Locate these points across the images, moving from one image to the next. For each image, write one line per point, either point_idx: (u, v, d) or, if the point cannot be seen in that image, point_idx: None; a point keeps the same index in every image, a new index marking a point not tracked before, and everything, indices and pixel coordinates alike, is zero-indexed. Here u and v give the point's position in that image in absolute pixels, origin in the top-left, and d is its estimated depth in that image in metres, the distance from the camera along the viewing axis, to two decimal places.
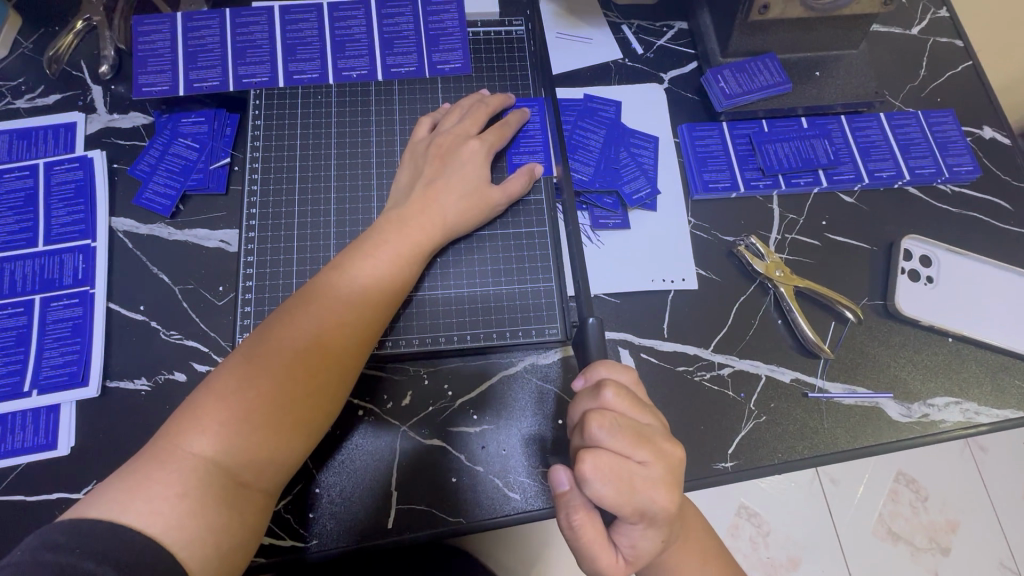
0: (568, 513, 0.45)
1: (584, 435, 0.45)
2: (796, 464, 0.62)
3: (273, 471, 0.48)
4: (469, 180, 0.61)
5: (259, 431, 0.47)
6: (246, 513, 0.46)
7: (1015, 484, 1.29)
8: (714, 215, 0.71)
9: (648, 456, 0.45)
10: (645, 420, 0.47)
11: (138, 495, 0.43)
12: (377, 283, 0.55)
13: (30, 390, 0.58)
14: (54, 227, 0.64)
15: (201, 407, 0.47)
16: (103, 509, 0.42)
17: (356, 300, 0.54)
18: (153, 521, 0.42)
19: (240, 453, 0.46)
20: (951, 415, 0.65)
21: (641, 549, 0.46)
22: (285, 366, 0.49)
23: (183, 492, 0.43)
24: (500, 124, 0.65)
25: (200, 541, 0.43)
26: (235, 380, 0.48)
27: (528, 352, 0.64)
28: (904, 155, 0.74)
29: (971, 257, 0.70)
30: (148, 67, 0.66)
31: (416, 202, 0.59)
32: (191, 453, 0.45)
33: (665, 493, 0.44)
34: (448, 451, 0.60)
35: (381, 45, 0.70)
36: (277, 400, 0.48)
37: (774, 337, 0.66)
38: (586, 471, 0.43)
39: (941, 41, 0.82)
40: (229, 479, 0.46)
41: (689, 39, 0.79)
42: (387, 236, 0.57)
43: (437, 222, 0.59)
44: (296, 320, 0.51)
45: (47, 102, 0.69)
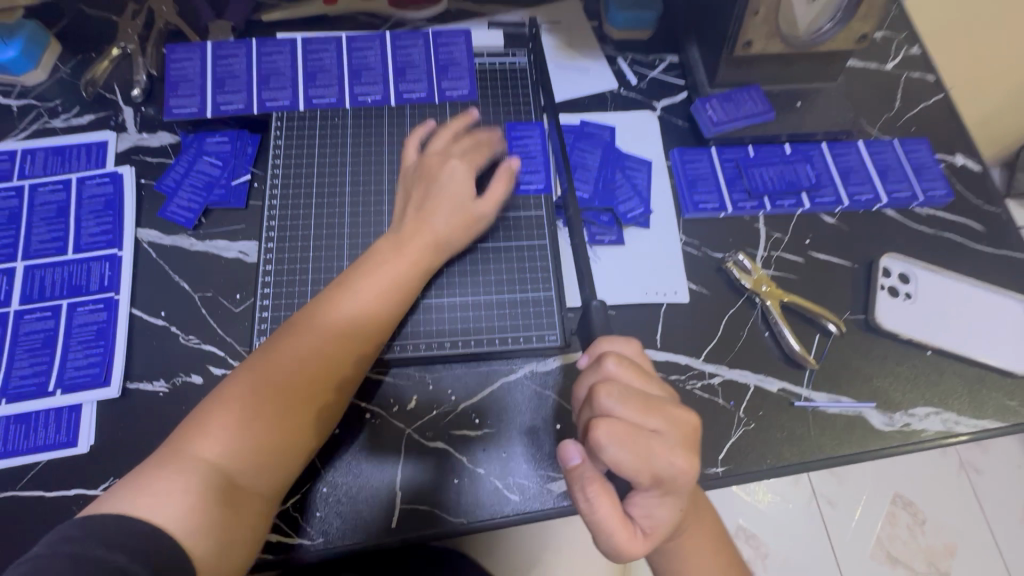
0: (582, 486, 0.47)
1: (595, 407, 0.47)
2: (784, 469, 0.65)
3: (270, 475, 0.53)
4: (459, 198, 0.65)
5: (255, 437, 0.52)
6: (244, 511, 0.50)
7: (1006, 508, 1.39)
8: (704, 234, 0.75)
9: (660, 422, 0.47)
10: (652, 391, 0.50)
11: (147, 492, 0.48)
12: (376, 303, 0.59)
13: (54, 390, 0.61)
14: (84, 237, 0.68)
15: (211, 414, 0.52)
16: (118, 506, 0.46)
17: (355, 322, 0.58)
18: (164, 514, 0.47)
19: (241, 458, 0.51)
20: (931, 424, 0.68)
21: (657, 519, 0.48)
22: (287, 383, 0.55)
23: (186, 490, 0.48)
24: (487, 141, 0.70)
25: (202, 533, 0.47)
26: (244, 390, 0.54)
27: (528, 359, 0.67)
28: (881, 179, 0.78)
29: (948, 275, 0.74)
30: (179, 92, 0.72)
31: (410, 225, 0.63)
32: (199, 458, 0.50)
33: (683, 456, 0.47)
34: (450, 452, 0.63)
35: (395, 73, 0.75)
36: (273, 410, 0.53)
37: (761, 349, 0.70)
38: (601, 438, 0.45)
39: (914, 76, 0.88)
40: (232, 482, 0.50)
41: (680, 71, 0.85)
42: (384, 258, 0.61)
43: (430, 241, 0.63)
44: (297, 338, 0.57)
45: (81, 122, 0.74)
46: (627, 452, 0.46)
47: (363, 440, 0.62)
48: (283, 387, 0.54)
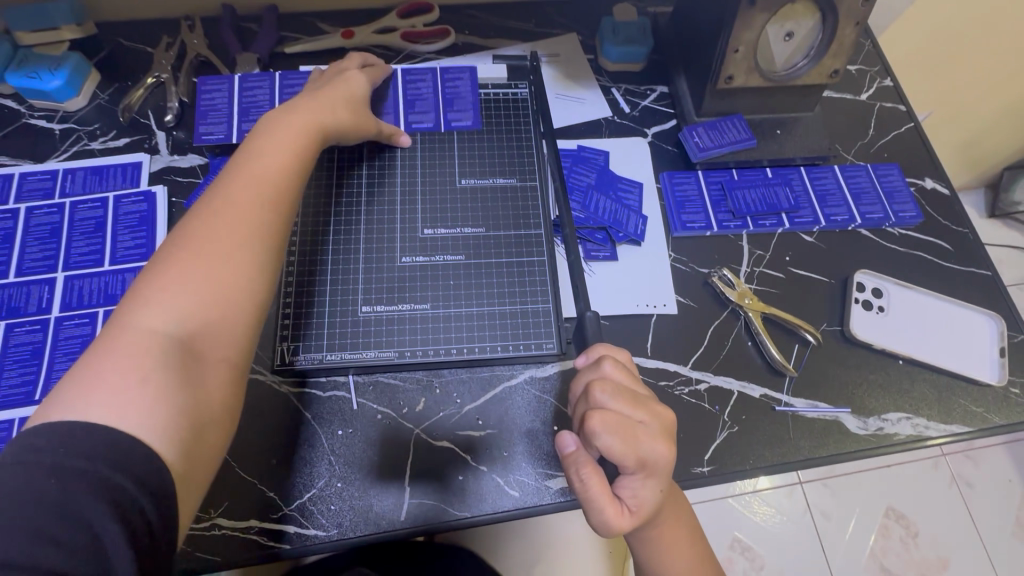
0: (576, 469, 0.52)
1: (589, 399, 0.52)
2: (765, 469, 0.70)
3: (227, 343, 0.51)
4: (351, 93, 0.73)
5: (204, 306, 0.51)
6: (207, 390, 0.49)
7: (996, 521, 1.43)
8: (692, 251, 0.81)
9: (645, 415, 0.52)
10: (641, 389, 0.55)
11: (95, 388, 0.43)
12: (278, 168, 0.60)
13: None
14: (119, 250, 0.74)
15: (145, 298, 0.49)
16: (67, 410, 0.42)
17: (278, 165, 0.60)
18: (124, 409, 0.43)
19: (193, 328, 0.49)
20: (903, 428, 0.73)
21: (642, 500, 0.52)
22: (227, 248, 0.53)
23: (143, 375, 0.45)
24: (368, 70, 0.79)
25: (171, 415, 0.45)
26: (167, 279, 0.50)
27: (528, 365, 0.72)
28: (856, 202, 0.85)
29: (917, 290, 0.80)
30: (209, 120, 0.78)
31: (284, 115, 0.65)
32: (146, 333, 0.47)
33: (664, 444, 0.52)
34: (455, 451, 0.68)
35: (405, 105, 0.82)
36: (219, 282, 0.52)
37: (745, 357, 0.75)
38: (594, 425, 0.50)
39: (887, 106, 0.95)
40: (183, 353, 0.48)
41: (669, 100, 0.92)
42: (280, 127, 0.64)
43: (318, 119, 0.66)
44: (220, 209, 0.55)
45: (118, 144, 0.81)
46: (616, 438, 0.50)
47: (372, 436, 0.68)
48: (223, 237, 0.53)
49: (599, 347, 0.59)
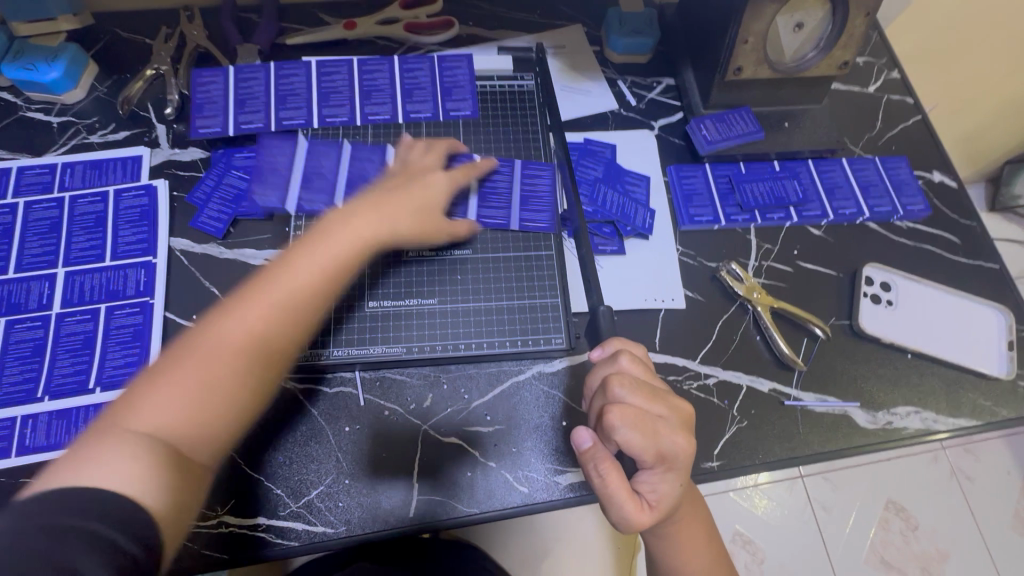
0: (595, 464, 0.52)
1: (607, 394, 0.52)
2: (774, 464, 0.69)
3: (210, 445, 0.51)
4: (421, 202, 0.67)
5: (201, 405, 0.51)
6: (191, 476, 0.49)
7: (993, 513, 1.43)
8: (700, 245, 0.81)
9: (663, 409, 0.53)
10: (657, 383, 0.55)
11: (87, 462, 0.44)
12: (306, 294, 0.56)
13: (94, 387, 0.65)
14: (120, 245, 0.72)
15: (150, 386, 0.50)
16: (59, 479, 0.43)
17: (290, 310, 0.55)
18: (113, 480, 0.43)
19: (182, 431, 0.50)
20: (911, 422, 0.73)
21: (661, 494, 0.52)
22: (230, 387, 0.52)
23: (136, 454, 0.45)
24: (467, 166, 0.73)
25: (157, 493, 0.45)
26: (185, 359, 0.52)
27: (536, 360, 0.72)
28: (864, 195, 0.84)
29: (926, 283, 0.80)
30: (203, 112, 0.77)
31: (368, 203, 0.64)
32: (139, 428, 0.48)
33: (683, 437, 0.52)
34: (464, 447, 0.67)
35: (403, 94, 0.81)
36: (222, 374, 0.52)
37: (753, 351, 0.75)
38: (613, 419, 0.50)
39: (894, 99, 0.94)
40: (171, 450, 0.48)
41: (676, 92, 0.91)
42: (326, 232, 0.60)
43: (381, 229, 0.62)
44: (242, 307, 0.54)
45: (117, 138, 0.79)
46: (634, 432, 0.51)
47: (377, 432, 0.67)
48: (237, 327, 0.54)
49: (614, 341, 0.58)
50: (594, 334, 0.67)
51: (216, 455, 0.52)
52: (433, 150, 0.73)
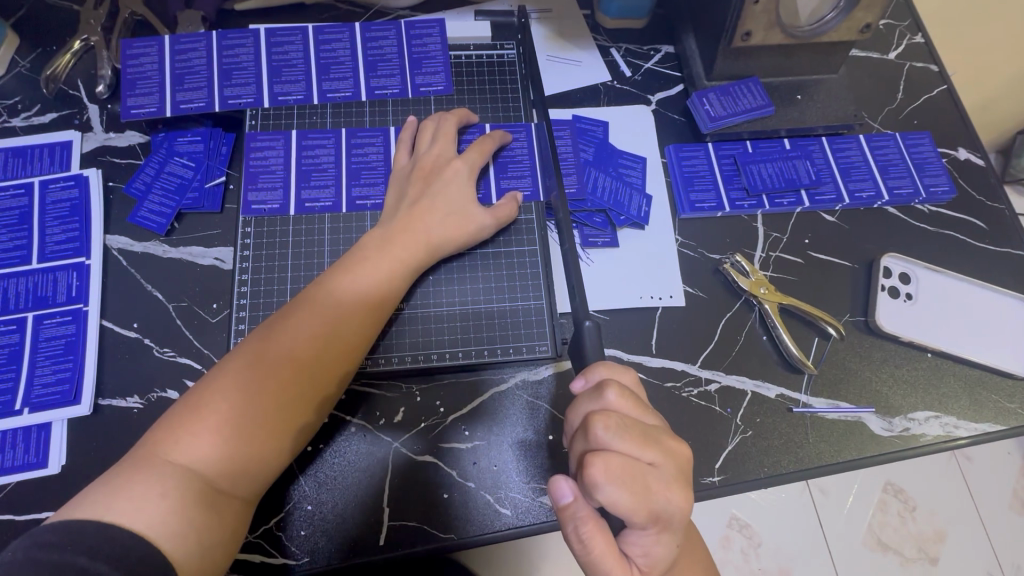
0: (576, 523, 0.45)
1: (591, 441, 0.45)
2: (781, 478, 0.63)
3: (252, 478, 0.49)
4: (455, 201, 0.62)
5: (242, 439, 0.48)
6: (227, 511, 0.47)
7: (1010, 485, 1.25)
8: (700, 234, 0.73)
9: (656, 456, 0.46)
10: (649, 422, 0.48)
11: (121, 496, 0.43)
12: (356, 313, 0.55)
13: (21, 408, 0.58)
14: (50, 245, 0.64)
15: (185, 415, 0.48)
16: (90, 510, 0.42)
17: (341, 326, 0.54)
18: (139, 517, 0.42)
19: (218, 465, 0.47)
20: (931, 429, 0.66)
21: (651, 554, 0.46)
22: (272, 412, 0.50)
23: (166, 493, 0.44)
24: (481, 142, 0.66)
25: (184, 537, 0.43)
26: (225, 385, 0.49)
27: (518, 368, 0.65)
28: (883, 175, 0.76)
29: (949, 274, 0.73)
30: (137, 90, 0.68)
31: (402, 220, 0.60)
32: (171, 461, 0.46)
33: (678, 489, 0.45)
34: (439, 467, 0.61)
35: (366, 67, 0.71)
36: (262, 404, 0.49)
37: (758, 353, 0.68)
38: (597, 476, 0.43)
39: (918, 66, 0.85)
40: (205, 486, 0.46)
41: (676, 62, 0.81)
42: (371, 254, 0.58)
43: (422, 242, 0.60)
44: (285, 334, 0.52)
45: (44, 120, 0.70)
46: (624, 490, 0.43)
47: (358, 440, 0.61)
48: (284, 354, 0.51)
49: (598, 369, 0.51)
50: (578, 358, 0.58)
51: (260, 485, 0.50)
52: (451, 122, 0.67)
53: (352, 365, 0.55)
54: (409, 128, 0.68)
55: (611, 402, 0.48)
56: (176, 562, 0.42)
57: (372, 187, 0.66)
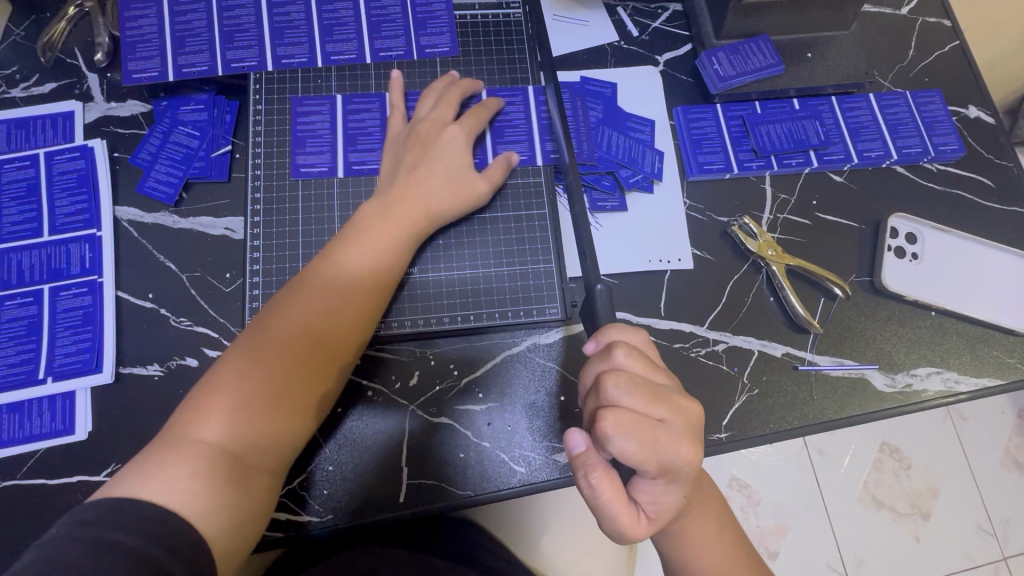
0: (586, 472, 0.46)
1: (602, 395, 0.46)
2: (787, 433, 0.65)
3: (276, 453, 0.50)
4: (455, 167, 0.62)
5: (263, 415, 0.49)
6: (254, 486, 0.49)
7: (1003, 441, 1.29)
8: (709, 197, 0.73)
9: (667, 413, 0.46)
10: (658, 379, 0.48)
11: (153, 476, 0.45)
12: (365, 285, 0.56)
13: (44, 377, 0.60)
14: (59, 217, 0.64)
15: (205, 395, 0.49)
16: (125, 488, 0.44)
17: (351, 298, 0.55)
18: (170, 497, 0.44)
19: (244, 438, 0.48)
20: (932, 384, 0.68)
21: (663, 508, 0.47)
22: (291, 387, 0.51)
23: (195, 472, 0.45)
24: (475, 108, 0.66)
25: (215, 513, 0.45)
26: (242, 364, 0.51)
27: (530, 332, 0.66)
28: (892, 135, 0.76)
29: (954, 233, 0.73)
30: (137, 53, 0.66)
31: (400, 187, 0.60)
32: (198, 440, 0.47)
33: (688, 446, 0.46)
34: (455, 427, 0.62)
35: (369, 28, 0.69)
36: (282, 379, 0.51)
37: (765, 314, 0.69)
38: (607, 428, 0.44)
39: (931, 21, 0.83)
40: (233, 460, 0.47)
41: (684, 20, 0.79)
42: (371, 225, 0.58)
43: (421, 209, 0.60)
44: (295, 311, 0.53)
45: (43, 91, 0.69)
46: (632, 441, 0.44)
47: (375, 404, 0.62)
48: (299, 328, 0.53)
49: (610, 330, 0.51)
50: (589, 319, 0.57)
51: (284, 460, 0.51)
52: (449, 90, 0.66)
53: (363, 338, 0.56)
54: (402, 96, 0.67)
55: (620, 361, 0.48)
56: (209, 538, 0.44)
57: (369, 152, 0.66)
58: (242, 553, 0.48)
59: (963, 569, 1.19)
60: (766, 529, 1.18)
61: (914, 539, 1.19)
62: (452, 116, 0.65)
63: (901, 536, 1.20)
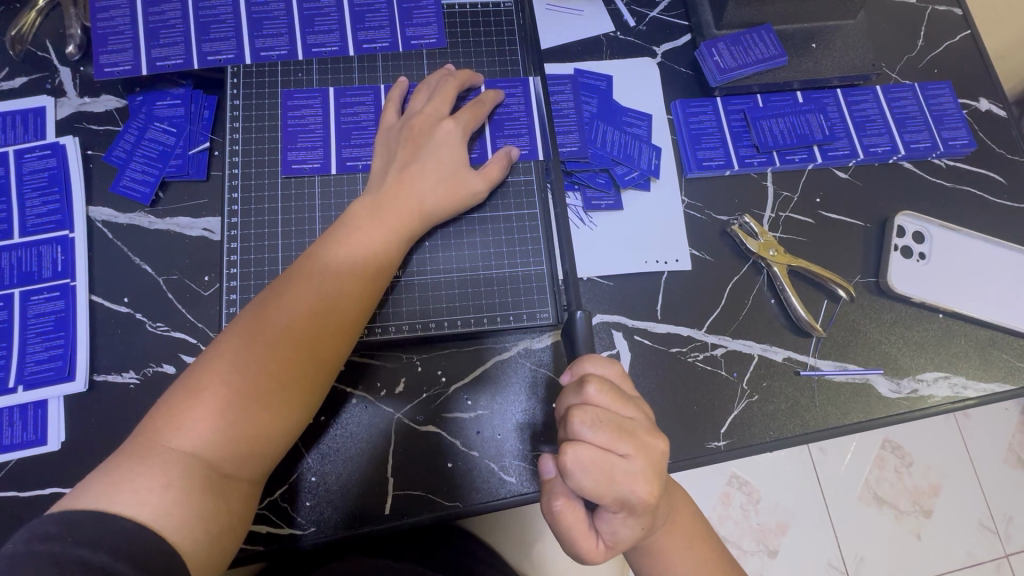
0: (550, 499, 0.46)
1: (567, 429, 0.44)
2: (788, 441, 0.63)
3: (258, 460, 0.48)
4: (447, 164, 0.59)
5: (239, 422, 0.47)
6: (234, 496, 0.46)
7: (1007, 439, 1.26)
8: (708, 195, 0.70)
9: (630, 449, 0.44)
10: (628, 414, 0.45)
11: (124, 487, 0.42)
12: (352, 286, 0.53)
13: (15, 386, 0.57)
14: (30, 218, 0.62)
15: (183, 400, 0.46)
16: (94, 500, 0.41)
17: (338, 300, 0.52)
18: (141, 509, 0.42)
19: (220, 447, 0.46)
20: (939, 389, 0.66)
21: (621, 538, 0.46)
22: (274, 393, 0.48)
23: (169, 482, 0.43)
24: (474, 103, 0.62)
25: (189, 527, 0.43)
26: (224, 367, 0.48)
27: (521, 336, 0.64)
28: (900, 129, 0.73)
29: (963, 232, 0.70)
30: (109, 46, 0.63)
31: (392, 186, 0.57)
32: (174, 448, 0.45)
33: (646, 485, 0.43)
34: (443, 436, 0.60)
35: (352, 18, 0.66)
36: (262, 385, 0.48)
37: (766, 317, 0.66)
38: (566, 463, 0.42)
39: (940, 10, 0.80)
40: (207, 471, 0.45)
41: (682, 9, 0.76)
42: (361, 223, 0.56)
43: (414, 209, 0.57)
44: (281, 312, 0.51)
45: (13, 86, 0.66)
46: (589, 477, 0.43)
47: (360, 412, 0.60)
48: (280, 331, 0.50)
49: (584, 363, 0.48)
50: (568, 347, 0.55)
51: (266, 467, 0.49)
52: (451, 83, 0.62)
53: (350, 341, 0.53)
54: (397, 89, 0.63)
55: (590, 395, 0.45)
56: (182, 553, 0.42)
57: (363, 147, 0.63)
58: (221, 567, 0.46)
59: (965, 569, 1.18)
60: (766, 529, 1.16)
61: (915, 537, 1.18)
62: (448, 111, 0.61)
63: (903, 535, 1.18)
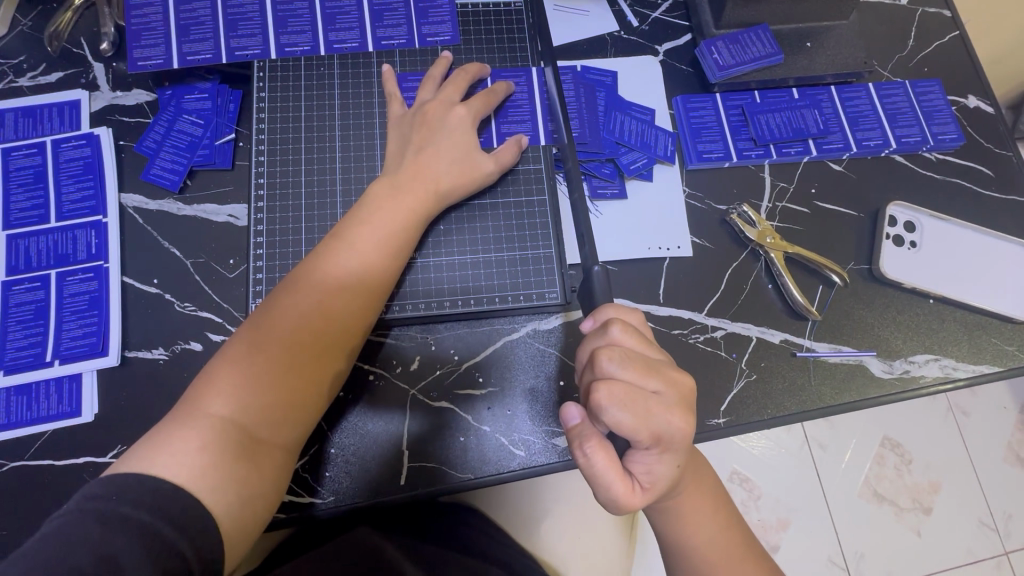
0: (581, 443, 0.47)
1: (596, 369, 0.47)
2: (784, 419, 0.65)
3: (289, 429, 0.51)
4: (459, 148, 0.62)
5: (270, 393, 0.50)
6: (263, 465, 0.49)
7: (1004, 437, 1.28)
8: (708, 185, 0.73)
9: (660, 384, 0.47)
10: (654, 355, 0.49)
11: (163, 452, 0.45)
12: (377, 264, 0.56)
13: (52, 360, 0.61)
14: (66, 203, 0.65)
15: (220, 367, 0.50)
16: (134, 465, 0.44)
17: (361, 277, 0.55)
18: (178, 470, 0.45)
19: (253, 416, 0.49)
20: (930, 370, 0.68)
21: (656, 477, 0.48)
22: (303, 367, 0.52)
23: (204, 446, 0.46)
24: (486, 91, 0.66)
25: (223, 488, 0.45)
26: (256, 340, 0.51)
27: (529, 318, 0.67)
28: (891, 124, 0.76)
29: (954, 222, 0.74)
30: (143, 41, 0.67)
31: (407, 168, 0.61)
32: (210, 413, 0.48)
33: (680, 416, 0.47)
34: (455, 411, 0.63)
35: (371, 17, 0.70)
36: (292, 358, 0.51)
37: (764, 301, 0.69)
38: (600, 399, 0.45)
39: (930, 11, 0.83)
40: (242, 437, 0.48)
41: (683, 11, 0.80)
42: (382, 204, 0.59)
43: (430, 189, 0.60)
44: (309, 288, 0.54)
45: (49, 80, 0.70)
46: (625, 411, 0.45)
47: (377, 390, 0.63)
48: (309, 308, 0.53)
49: (607, 309, 0.52)
50: (588, 303, 0.59)
51: (295, 438, 0.51)
52: (461, 79, 0.66)
53: (372, 320, 0.57)
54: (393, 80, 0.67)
55: (615, 337, 0.49)
56: (217, 513, 0.45)
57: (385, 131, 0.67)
58: (252, 533, 0.48)
59: (965, 566, 1.19)
60: (766, 524, 1.18)
61: (914, 534, 1.20)
62: (459, 99, 0.65)
63: (903, 532, 1.20)
